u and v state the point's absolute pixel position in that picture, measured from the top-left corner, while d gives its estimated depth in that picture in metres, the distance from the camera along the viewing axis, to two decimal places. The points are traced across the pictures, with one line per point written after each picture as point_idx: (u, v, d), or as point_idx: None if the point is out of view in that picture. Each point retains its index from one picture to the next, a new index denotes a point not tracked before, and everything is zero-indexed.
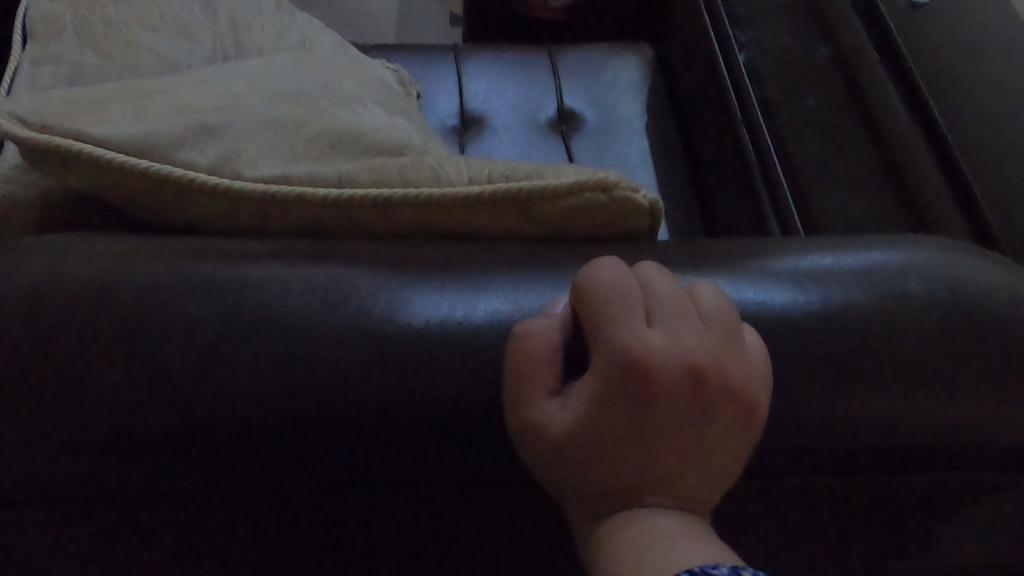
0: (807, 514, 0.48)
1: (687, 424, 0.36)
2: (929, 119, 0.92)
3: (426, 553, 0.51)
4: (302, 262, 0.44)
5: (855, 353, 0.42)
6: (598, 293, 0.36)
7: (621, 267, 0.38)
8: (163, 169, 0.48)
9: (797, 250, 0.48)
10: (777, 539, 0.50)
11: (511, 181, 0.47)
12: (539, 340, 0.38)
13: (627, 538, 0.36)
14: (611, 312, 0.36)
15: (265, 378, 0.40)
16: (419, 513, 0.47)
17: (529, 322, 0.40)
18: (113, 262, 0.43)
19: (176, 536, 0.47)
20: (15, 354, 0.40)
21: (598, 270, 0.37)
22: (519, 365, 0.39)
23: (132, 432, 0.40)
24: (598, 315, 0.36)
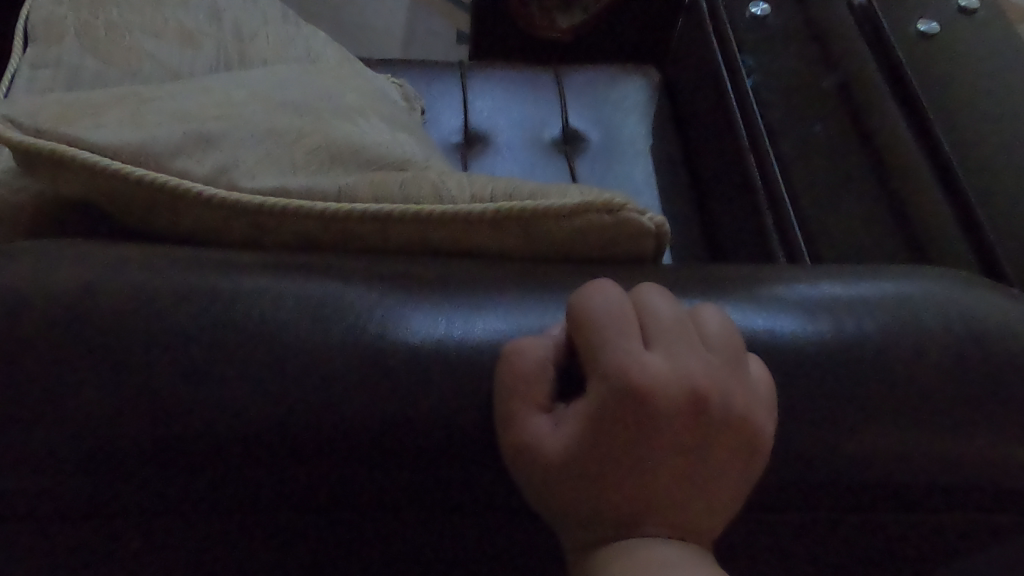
0: (807, 551, 0.46)
1: (688, 453, 0.35)
2: (937, 150, 0.91)
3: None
4: (296, 275, 0.43)
5: (863, 384, 0.41)
6: (593, 314, 0.35)
7: (621, 290, 0.37)
8: (159, 177, 0.47)
9: (805, 278, 0.46)
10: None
11: (514, 200, 0.46)
12: (530, 359, 0.37)
13: (621, 567, 0.34)
14: (609, 335, 0.35)
15: (255, 394, 0.39)
16: (409, 538, 0.46)
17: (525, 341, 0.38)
18: (102, 268, 0.42)
19: (156, 555, 0.45)
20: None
21: (598, 292, 0.36)
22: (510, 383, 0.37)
23: (114, 447, 0.39)
24: (596, 338, 0.35)
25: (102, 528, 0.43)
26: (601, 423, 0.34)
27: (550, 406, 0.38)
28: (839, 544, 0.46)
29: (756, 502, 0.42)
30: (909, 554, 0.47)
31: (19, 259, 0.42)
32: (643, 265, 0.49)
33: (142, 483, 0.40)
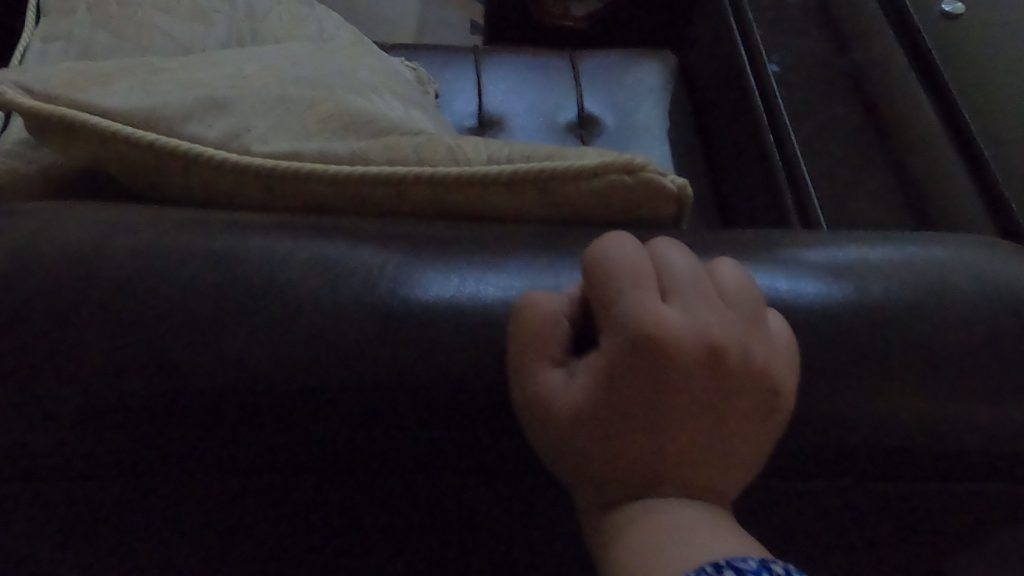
0: (822, 515, 0.46)
1: (706, 408, 0.34)
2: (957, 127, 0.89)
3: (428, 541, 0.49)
4: (305, 235, 0.42)
5: (886, 345, 0.40)
6: (609, 264, 0.34)
7: (637, 239, 0.35)
8: (170, 141, 0.47)
9: (827, 241, 0.45)
10: (788, 539, 0.48)
11: (529, 162, 0.45)
12: (543, 310, 0.36)
13: (642, 534, 0.34)
14: (625, 286, 0.33)
15: (265, 354, 0.38)
16: (422, 502, 0.45)
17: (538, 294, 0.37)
18: (109, 226, 0.41)
19: (167, 516, 0.45)
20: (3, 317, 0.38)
21: (613, 241, 0.35)
22: (521, 337, 0.36)
23: (124, 406, 0.38)
24: (611, 289, 0.34)
25: (111, 490, 0.43)
26: (616, 376, 0.33)
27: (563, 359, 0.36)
28: (855, 508, 0.45)
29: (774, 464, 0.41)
30: (926, 521, 0.46)
31: (26, 219, 0.41)
32: (663, 228, 0.48)
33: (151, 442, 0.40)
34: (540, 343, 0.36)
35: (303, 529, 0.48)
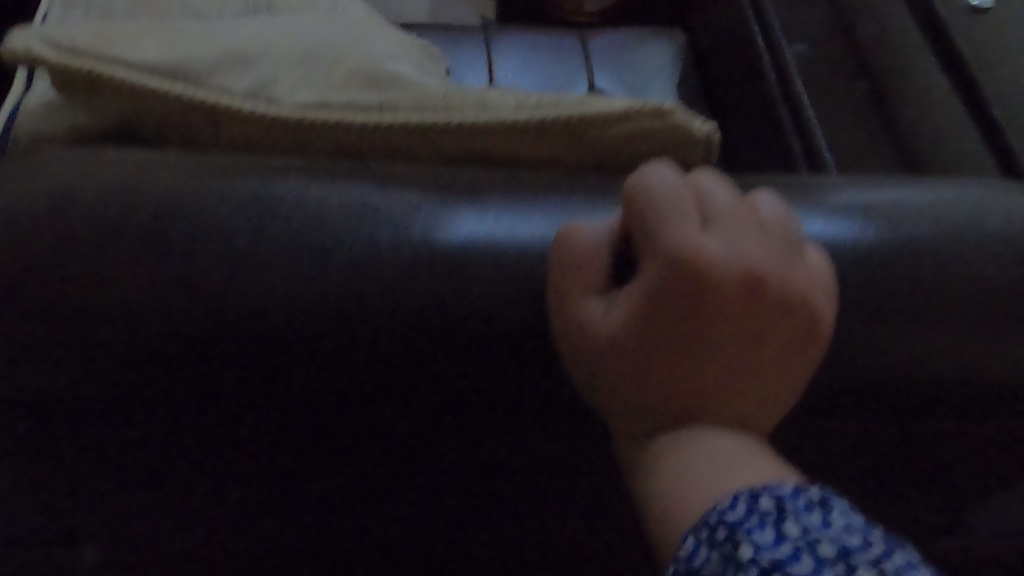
0: (844, 445, 0.47)
1: (744, 336, 0.35)
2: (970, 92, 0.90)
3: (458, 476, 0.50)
4: (334, 178, 0.41)
5: (918, 280, 0.40)
6: (649, 192, 0.35)
7: (677, 170, 0.36)
8: (201, 94, 0.47)
9: (859, 184, 0.45)
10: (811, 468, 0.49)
11: (559, 108, 0.46)
12: (584, 240, 0.37)
13: (681, 464, 0.35)
14: (665, 215, 0.34)
15: (302, 294, 0.38)
16: (456, 437, 0.46)
17: (576, 226, 0.38)
18: (140, 167, 0.41)
19: (209, 436, 0.47)
20: (38, 257, 0.38)
21: (654, 171, 0.35)
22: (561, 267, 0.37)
23: (166, 343, 0.39)
24: (652, 217, 0.35)
25: (156, 412, 0.44)
26: (657, 302, 0.34)
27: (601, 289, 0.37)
28: (878, 436, 0.46)
29: (805, 395, 0.42)
30: (948, 445, 0.47)
31: (56, 162, 0.41)
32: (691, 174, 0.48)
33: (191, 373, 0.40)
34: (581, 273, 0.37)
35: (340, 460, 0.49)
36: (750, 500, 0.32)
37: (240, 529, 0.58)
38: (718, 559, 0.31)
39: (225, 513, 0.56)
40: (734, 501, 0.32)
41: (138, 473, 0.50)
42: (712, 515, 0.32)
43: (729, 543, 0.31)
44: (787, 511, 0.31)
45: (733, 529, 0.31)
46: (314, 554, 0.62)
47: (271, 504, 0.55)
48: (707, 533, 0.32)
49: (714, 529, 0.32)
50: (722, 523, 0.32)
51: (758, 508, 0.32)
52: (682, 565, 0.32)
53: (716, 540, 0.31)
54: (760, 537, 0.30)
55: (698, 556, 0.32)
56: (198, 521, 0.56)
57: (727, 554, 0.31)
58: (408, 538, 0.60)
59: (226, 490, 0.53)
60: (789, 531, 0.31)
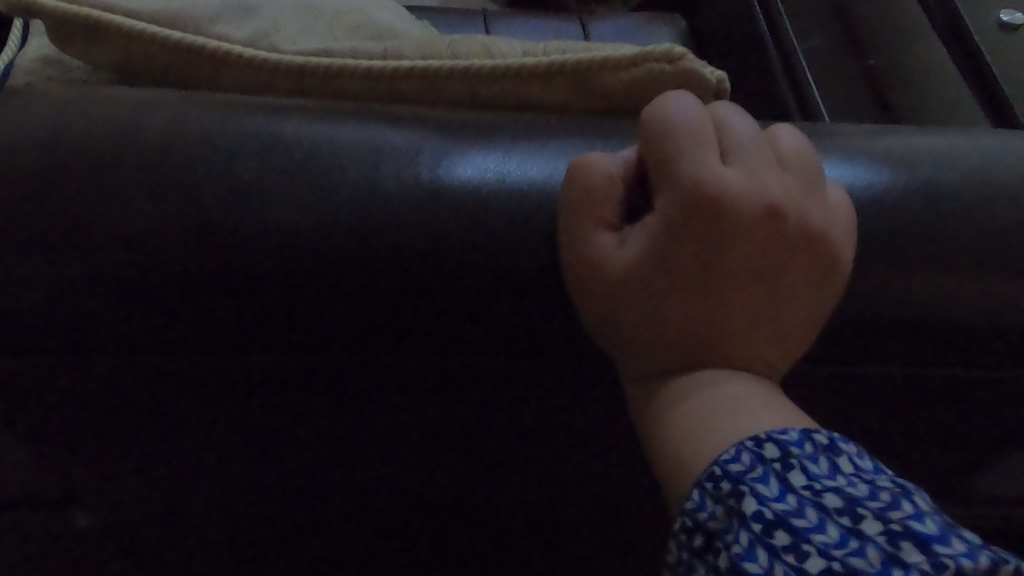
0: (856, 390, 0.46)
1: (760, 269, 0.35)
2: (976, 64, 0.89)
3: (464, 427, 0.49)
4: (338, 117, 0.40)
5: (941, 221, 0.39)
6: (669, 121, 0.35)
7: (696, 101, 0.36)
8: (198, 40, 0.45)
9: (873, 130, 0.44)
10: (822, 413, 0.48)
11: (567, 54, 0.45)
12: (599, 173, 0.36)
13: (691, 405, 0.35)
14: (684, 143, 0.34)
15: (304, 237, 0.37)
16: (461, 387, 0.45)
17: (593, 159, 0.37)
18: (133, 105, 0.39)
19: (207, 391, 0.45)
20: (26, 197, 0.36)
21: (672, 101, 0.36)
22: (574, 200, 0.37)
23: (163, 287, 0.37)
24: (670, 146, 0.35)
25: (150, 364, 0.42)
26: (675, 232, 0.34)
27: (615, 224, 0.37)
28: (891, 381, 0.45)
29: (821, 340, 0.41)
30: (962, 391, 0.46)
31: (45, 98, 0.39)
32: None
33: (191, 315, 0.39)
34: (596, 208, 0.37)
35: (344, 413, 0.48)
36: (753, 449, 0.31)
37: (236, 493, 0.56)
38: (723, 512, 0.31)
39: (221, 476, 0.54)
40: (738, 452, 0.32)
41: (133, 433, 0.48)
42: (715, 466, 0.32)
43: (734, 498, 0.30)
44: (791, 460, 0.31)
45: (738, 482, 0.30)
46: (309, 520, 0.60)
47: (268, 464, 0.53)
48: (711, 485, 0.31)
49: (719, 481, 0.31)
50: (726, 475, 0.31)
51: (761, 458, 0.31)
52: (688, 516, 0.32)
53: (721, 494, 0.31)
54: (764, 490, 0.30)
55: (703, 509, 0.31)
56: (194, 487, 0.55)
57: (733, 508, 0.30)
58: (409, 501, 0.58)
59: (224, 449, 0.51)
60: (793, 482, 0.30)
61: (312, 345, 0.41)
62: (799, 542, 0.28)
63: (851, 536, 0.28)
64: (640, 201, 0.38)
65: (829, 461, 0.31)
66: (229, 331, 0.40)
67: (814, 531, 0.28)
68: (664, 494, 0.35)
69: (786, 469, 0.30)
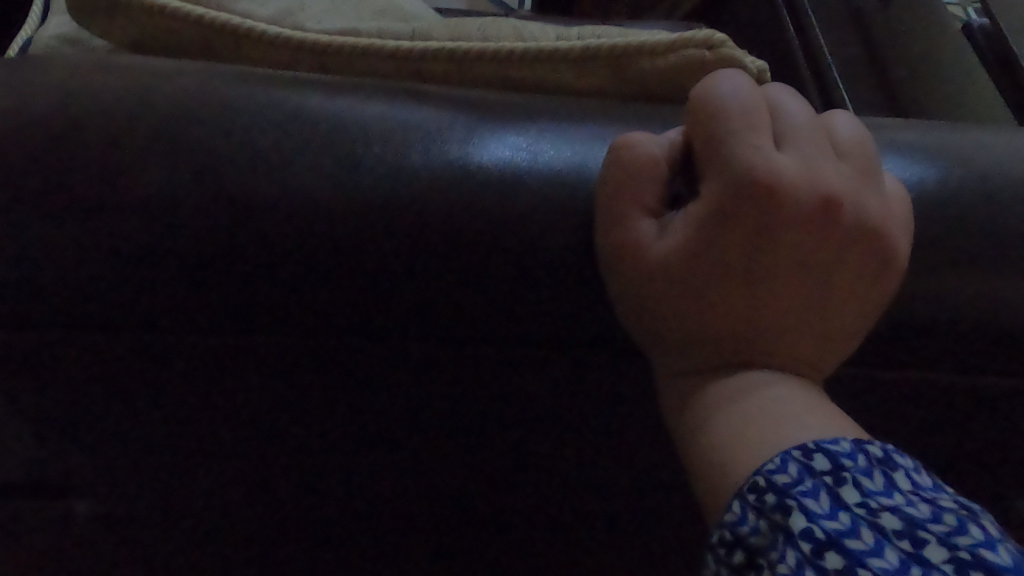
0: (904, 395, 0.44)
1: (810, 264, 0.33)
2: None
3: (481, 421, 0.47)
4: (365, 94, 0.38)
5: (999, 215, 0.37)
6: (720, 103, 0.33)
7: (749, 82, 0.34)
8: (221, 16, 0.43)
9: (925, 126, 0.42)
10: (865, 420, 0.46)
11: (603, 39, 0.43)
12: (642, 154, 0.34)
13: (731, 408, 0.33)
14: (736, 128, 0.33)
15: (330, 212, 0.35)
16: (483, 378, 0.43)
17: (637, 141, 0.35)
18: (152, 74, 0.37)
19: (222, 376, 0.43)
20: (39, 165, 0.34)
21: (724, 82, 0.34)
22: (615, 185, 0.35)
23: (180, 260, 0.35)
24: (721, 130, 0.33)
25: (164, 341, 0.41)
26: (722, 222, 0.33)
27: (657, 212, 0.35)
28: (941, 386, 0.43)
29: (867, 340, 0.39)
30: (1015, 397, 0.44)
31: (62, 66, 0.38)
32: None
33: (206, 294, 0.37)
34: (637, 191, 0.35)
35: (359, 404, 0.46)
36: (801, 460, 0.30)
37: (245, 489, 0.54)
38: (767, 527, 0.28)
39: (231, 467, 0.52)
40: (784, 462, 0.30)
41: (140, 418, 0.47)
42: (759, 477, 0.30)
43: (779, 512, 0.28)
44: (843, 473, 0.29)
45: (784, 495, 0.28)
46: (318, 520, 0.58)
47: (278, 459, 0.51)
48: (754, 497, 0.29)
49: (762, 493, 0.29)
50: (771, 487, 0.29)
51: (810, 470, 0.29)
52: (726, 528, 0.30)
53: (765, 507, 0.29)
54: (814, 507, 0.28)
55: (744, 522, 0.29)
56: (200, 480, 0.53)
57: (778, 524, 0.28)
58: (423, 502, 0.56)
59: (237, 439, 0.49)
60: (846, 499, 0.28)
61: (329, 328, 0.39)
62: (853, 566, 0.26)
63: (912, 562, 0.26)
64: (683, 190, 0.36)
65: (884, 475, 0.29)
66: (244, 312, 0.38)
67: (871, 556, 0.26)
68: (699, 499, 0.33)
69: (838, 484, 0.28)
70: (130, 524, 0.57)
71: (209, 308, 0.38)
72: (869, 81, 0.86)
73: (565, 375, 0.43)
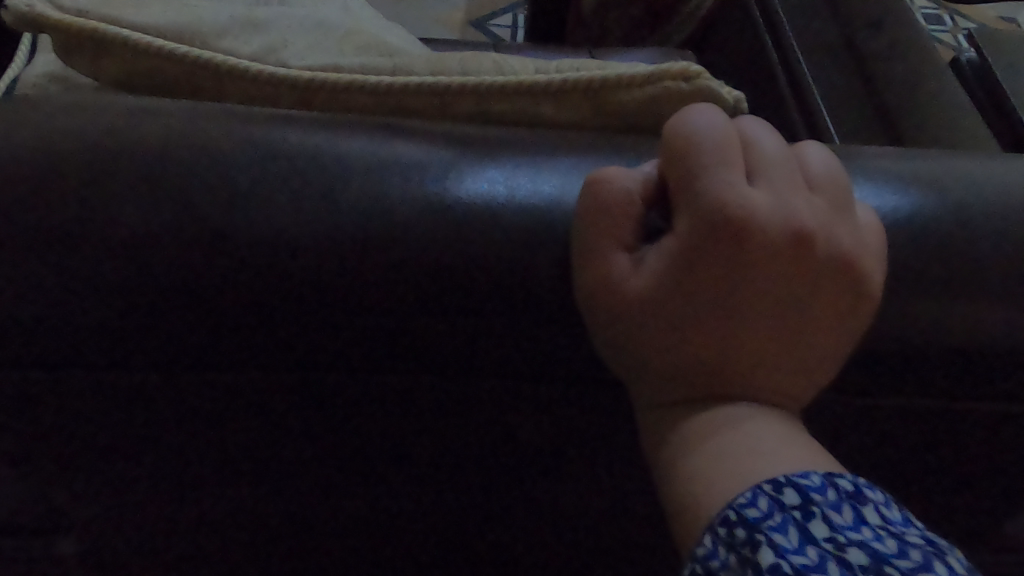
0: (886, 421, 0.44)
1: (784, 297, 0.33)
2: (995, 96, 0.88)
3: (467, 452, 0.47)
4: (344, 130, 0.38)
5: (976, 244, 0.37)
6: (693, 136, 0.33)
7: (723, 116, 0.35)
8: (205, 54, 0.44)
9: (901, 154, 0.42)
10: (849, 446, 0.46)
11: (582, 72, 0.43)
12: (617, 188, 0.35)
13: (706, 441, 0.33)
14: (710, 161, 0.33)
15: (309, 248, 0.35)
16: (465, 409, 0.43)
17: (612, 174, 0.35)
18: (133, 112, 0.37)
19: (206, 410, 0.43)
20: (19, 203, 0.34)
21: (698, 116, 0.34)
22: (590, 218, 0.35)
23: (161, 297, 0.35)
24: (695, 163, 0.33)
25: (147, 377, 0.40)
26: (696, 255, 0.33)
27: (632, 245, 0.36)
28: (923, 412, 0.43)
29: (847, 367, 0.39)
30: (998, 424, 0.44)
31: (44, 105, 0.38)
32: None
33: (187, 330, 0.37)
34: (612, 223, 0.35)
35: (343, 437, 0.46)
36: (771, 494, 0.30)
37: (231, 521, 0.54)
38: (736, 563, 0.29)
39: (217, 501, 0.52)
40: (755, 496, 0.30)
41: (126, 453, 0.47)
42: (730, 510, 0.30)
43: (749, 547, 0.29)
44: (812, 507, 0.29)
45: (753, 530, 0.29)
46: (307, 551, 0.58)
47: (264, 493, 0.51)
48: (725, 531, 0.30)
49: (733, 527, 0.29)
50: (741, 521, 0.29)
51: (780, 504, 0.29)
52: (697, 562, 0.30)
53: (735, 542, 0.29)
54: (782, 542, 0.28)
55: (714, 556, 0.30)
56: (187, 514, 0.53)
57: (747, 559, 0.28)
58: (412, 534, 0.56)
59: (223, 473, 0.49)
60: (814, 534, 0.28)
61: (310, 361, 0.39)
62: None
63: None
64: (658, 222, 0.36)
65: (852, 510, 0.29)
66: (226, 347, 0.38)
67: None
68: (673, 532, 0.33)
69: (807, 518, 0.29)
70: (116, 558, 0.57)
71: (191, 344, 0.38)
72: (853, 108, 0.87)
73: (548, 406, 0.43)
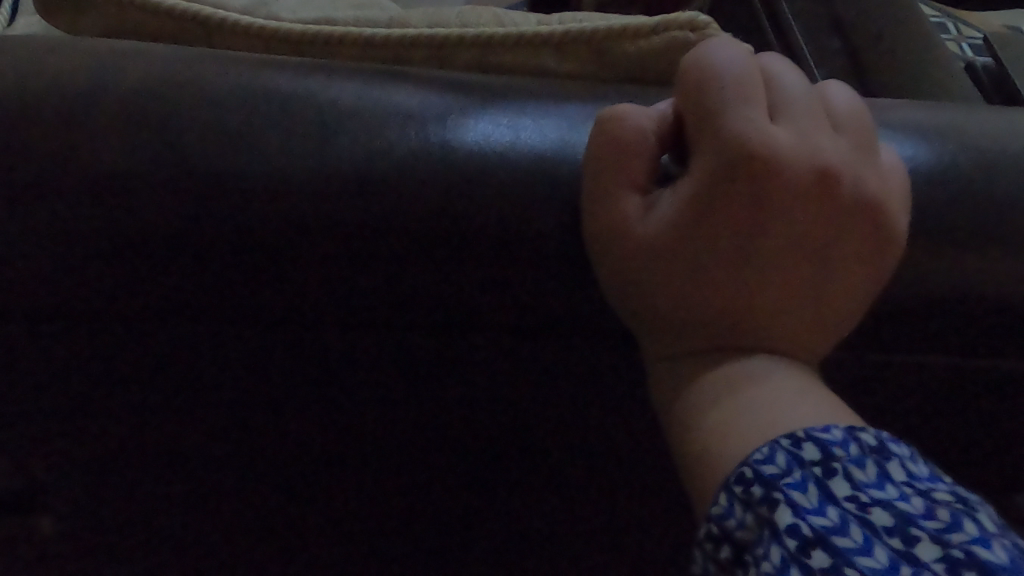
0: (905, 381, 0.42)
1: (805, 240, 0.32)
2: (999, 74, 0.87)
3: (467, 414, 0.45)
4: (338, 71, 0.36)
5: (1000, 186, 0.36)
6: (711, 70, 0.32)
7: (741, 50, 0.33)
8: (192, 6, 0.41)
9: (916, 104, 0.40)
10: (864, 409, 0.44)
11: (584, 23, 0.42)
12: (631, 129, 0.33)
13: (721, 392, 0.32)
14: (728, 96, 0.31)
15: (305, 188, 0.33)
16: (466, 366, 0.41)
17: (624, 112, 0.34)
18: (113, 52, 0.35)
19: (194, 371, 0.41)
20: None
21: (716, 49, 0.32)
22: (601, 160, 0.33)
23: (147, 244, 0.33)
24: (713, 99, 0.31)
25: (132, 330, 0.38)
26: (713, 196, 0.31)
27: (644, 189, 0.34)
28: (942, 370, 0.42)
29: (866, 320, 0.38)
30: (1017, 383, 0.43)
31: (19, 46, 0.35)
32: None
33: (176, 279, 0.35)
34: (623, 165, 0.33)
35: (338, 398, 0.44)
36: (790, 450, 0.28)
37: (219, 500, 0.52)
38: (753, 522, 0.27)
39: (206, 473, 0.50)
40: (773, 452, 0.28)
41: (111, 421, 0.44)
42: (745, 467, 0.28)
43: (765, 506, 0.27)
44: (834, 464, 0.27)
45: (770, 488, 0.27)
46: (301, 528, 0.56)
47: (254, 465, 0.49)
48: (741, 489, 0.28)
49: (749, 486, 0.28)
50: (758, 479, 0.28)
51: (799, 460, 0.28)
52: (713, 523, 0.29)
53: (751, 500, 0.27)
54: (801, 501, 0.26)
55: (731, 515, 0.28)
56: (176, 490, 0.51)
57: (764, 517, 0.27)
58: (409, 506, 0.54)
59: (212, 442, 0.47)
60: (836, 493, 0.26)
61: (305, 313, 0.37)
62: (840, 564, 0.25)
63: (902, 561, 0.24)
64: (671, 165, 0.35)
65: (877, 466, 0.27)
66: (217, 298, 0.36)
67: (859, 554, 0.25)
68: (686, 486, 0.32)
69: (827, 476, 0.27)
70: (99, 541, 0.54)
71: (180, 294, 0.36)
72: None
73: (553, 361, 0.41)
